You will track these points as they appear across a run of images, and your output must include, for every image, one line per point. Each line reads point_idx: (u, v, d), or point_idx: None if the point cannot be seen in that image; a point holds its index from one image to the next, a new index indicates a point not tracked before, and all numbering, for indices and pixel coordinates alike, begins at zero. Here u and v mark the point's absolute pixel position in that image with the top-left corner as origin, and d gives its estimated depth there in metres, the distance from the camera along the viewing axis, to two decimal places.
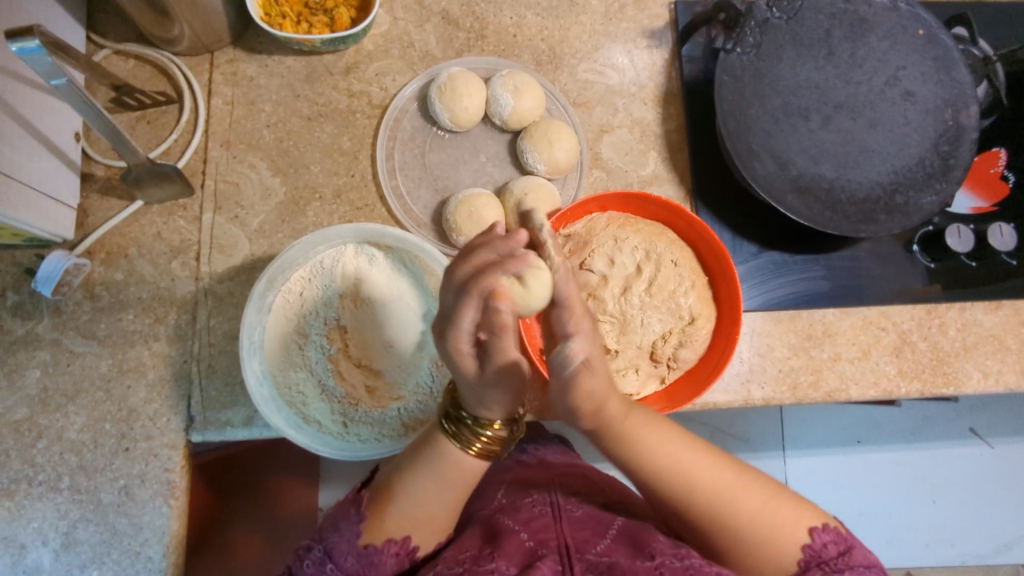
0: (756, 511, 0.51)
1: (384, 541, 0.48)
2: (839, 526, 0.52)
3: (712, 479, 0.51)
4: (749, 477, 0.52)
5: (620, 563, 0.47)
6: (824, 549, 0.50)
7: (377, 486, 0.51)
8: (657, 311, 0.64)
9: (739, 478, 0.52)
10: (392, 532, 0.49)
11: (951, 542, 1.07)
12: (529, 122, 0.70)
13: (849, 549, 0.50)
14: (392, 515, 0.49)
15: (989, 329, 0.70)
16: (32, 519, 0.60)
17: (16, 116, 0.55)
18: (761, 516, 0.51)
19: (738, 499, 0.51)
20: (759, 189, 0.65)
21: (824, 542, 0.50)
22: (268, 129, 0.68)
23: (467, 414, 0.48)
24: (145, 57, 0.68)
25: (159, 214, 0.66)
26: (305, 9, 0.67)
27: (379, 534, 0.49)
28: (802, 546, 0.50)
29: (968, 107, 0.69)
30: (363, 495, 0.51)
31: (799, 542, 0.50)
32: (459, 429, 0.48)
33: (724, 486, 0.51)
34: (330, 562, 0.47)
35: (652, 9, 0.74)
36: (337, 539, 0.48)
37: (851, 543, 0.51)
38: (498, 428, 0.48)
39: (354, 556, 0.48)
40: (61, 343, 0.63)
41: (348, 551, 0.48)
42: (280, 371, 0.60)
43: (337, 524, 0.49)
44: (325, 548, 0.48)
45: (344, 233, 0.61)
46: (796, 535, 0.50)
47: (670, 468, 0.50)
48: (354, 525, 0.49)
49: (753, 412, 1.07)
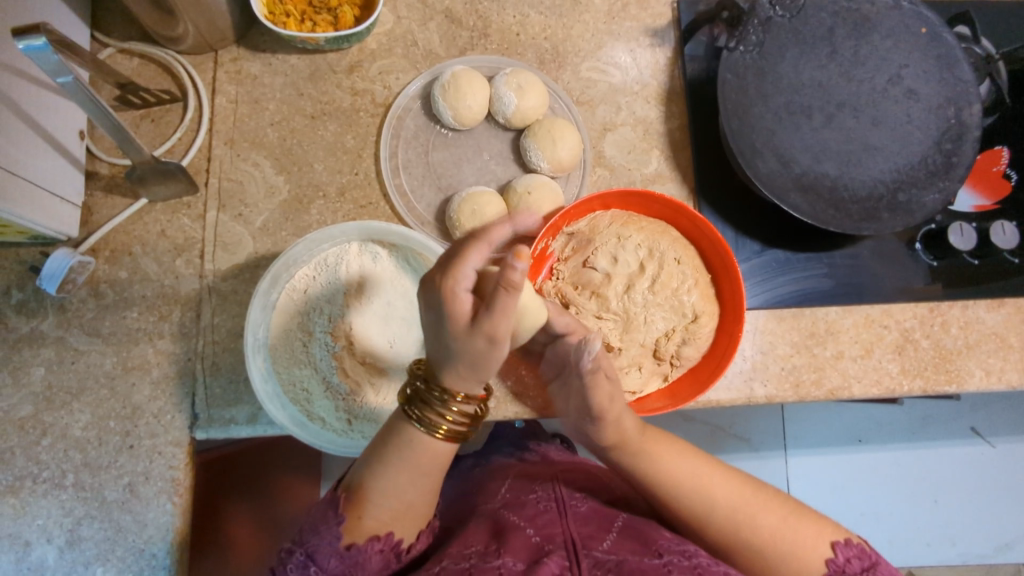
0: (773, 528, 0.51)
1: (366, 540, 0.47)
2: (863, 543, 0.52)
3: (725, 496, 0.52)
4: (767, 498, 0.53)
5: (628, 560, 0.47)
6: (847, 564, 0.50)
7: (351, 486, 0.49)
8: (660, 308, 0.64)
9: (752, 496, 0.53)
10: (372, 528, 0.48)
11: (952, 541, 1.08)
12: (532, 121, 0.70)
13: (875, 565, 0.51)
14: (371, 513, 0.48)
15: (991, 327, 0.70)
16: (36, 516, 0.60)
17: (21, 115, 0.55)
18: (779, 534, 0.51)
19: (753, 517, 0.52)
20: (762, 187, 0.65)
21: (847, 558, 0.51)
22: (272, 128, 0.69)
23: (426, 398, 0.46)
24: (149, 55, 0.68)
25: (163, 212, 0.66)
26: (309, 8, 0.67)
27: (360, 533, 0.48)
28: (826, 560, 0.50)
29: (971, 105, 0.69)
30: (339, 495, 0.49)
31: (823, 557, 0.50)
32: (421, 414, 0.46)
33: (741, 502, 0.52)
34: (313, 565, 0.46)
35: (655, 8, 0.74)
36: (316, 542, 0.47)
37: (874, 559, 0.51)
38: (461, 405, 0.46)
39: (337, 557, 0.46)
40: (65, 340, 0.63)
41: (331, 554, 0.46)
42: (285, 368, 0.60)
43: (315, 526, 0.48)
44: (306, 552, 0.46)
45: (347, 231, 0.61)
46: (818, 549, 0.51)
47: (685, 483, 0.53)
48: (333, 530, 0.47)
49: (754, 411, 1.07)
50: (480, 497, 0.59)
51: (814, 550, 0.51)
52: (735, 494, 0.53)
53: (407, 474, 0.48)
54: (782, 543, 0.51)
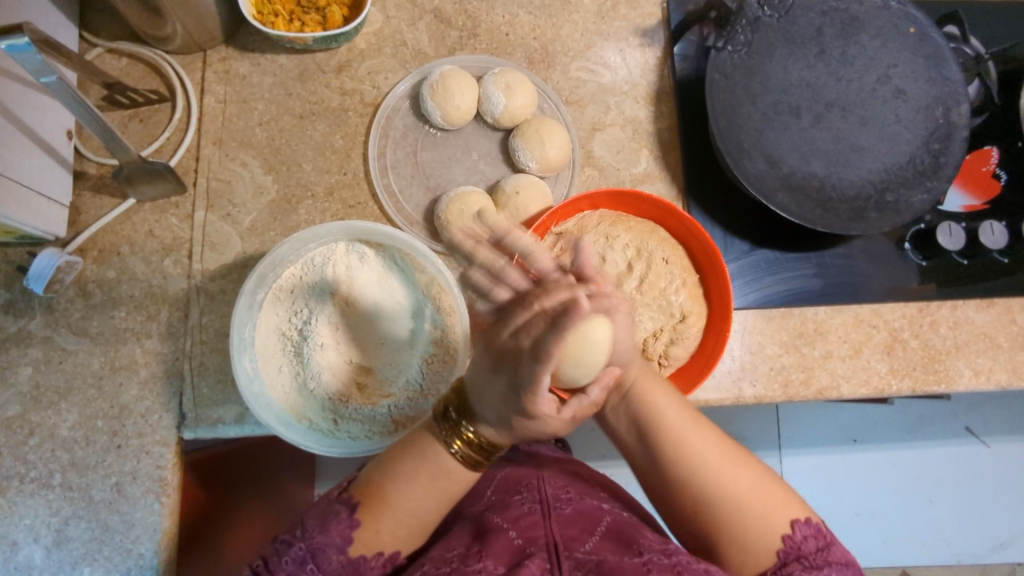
0: (747, 490, 0.51)
1: (373, 552, 0.49)
2: (821, 523, 0.52)
3: (706, 449, 0.52)
4: (743, 461, 0.53)
5: (609, 560, 0.47)
6: (803, 542, 0.50)
7: (364, 489, 0.51)
8: (648, 308, 0.64)
9: (731, 456, 0.53)
10: (381, 543, 0.49)
11: (947, 541, 1.08)
12: (521, 120, 0.70)
13: (829, 545, 0.50)
14: (382, 522, 0.49)
15: (980, 326, 0.70)
16: (24, 516, 0.60)
17: (8, 114, 0.55)
18: (749, 500, 0.51)
19: (732, 473, 0.52)
20: (750, 186, 0.65)
21: (804, 536, 0.50)
22: (259, 128, 0.69)
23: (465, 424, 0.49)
24: (137, 55, 0.68)
25: (151, 212, 0.66)
26: (296, 7, 0.67)
27: (369, 545, 0.49)
28: (782, 537, 0.50)
29: (959, 105, 0.69)
30: (355, 499, 0.50)
31: (779, 532, 0.50)
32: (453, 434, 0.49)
33: (720, 459, 0.52)
34: (311, 563, 0.46)
35: (645, 8, 0.74)
36: (323, 539, 0.47)
37: (829, 539, 0.51)
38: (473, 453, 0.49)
39: (338, 560, 0.47)
40: (52, 340, 0.63)
41: (335, 557, 0.47)
42: (272, 368, 0.61)
43: (324, 523, 0.48)
44: (308, 547, 0.47)
45: (334, 230, 0.61)
46: (779, 524, 0.50)
47: (675, 426, 0.53)
48: (345, 533, 0.48)
49: (750, 411, 1.07)
50: (467, 500, 0.59)
51: (775, 524, 0.50)
52: (718, 457, 0.52)
53: (428, 496, 0.50)
54: (751, 509, 0.50)
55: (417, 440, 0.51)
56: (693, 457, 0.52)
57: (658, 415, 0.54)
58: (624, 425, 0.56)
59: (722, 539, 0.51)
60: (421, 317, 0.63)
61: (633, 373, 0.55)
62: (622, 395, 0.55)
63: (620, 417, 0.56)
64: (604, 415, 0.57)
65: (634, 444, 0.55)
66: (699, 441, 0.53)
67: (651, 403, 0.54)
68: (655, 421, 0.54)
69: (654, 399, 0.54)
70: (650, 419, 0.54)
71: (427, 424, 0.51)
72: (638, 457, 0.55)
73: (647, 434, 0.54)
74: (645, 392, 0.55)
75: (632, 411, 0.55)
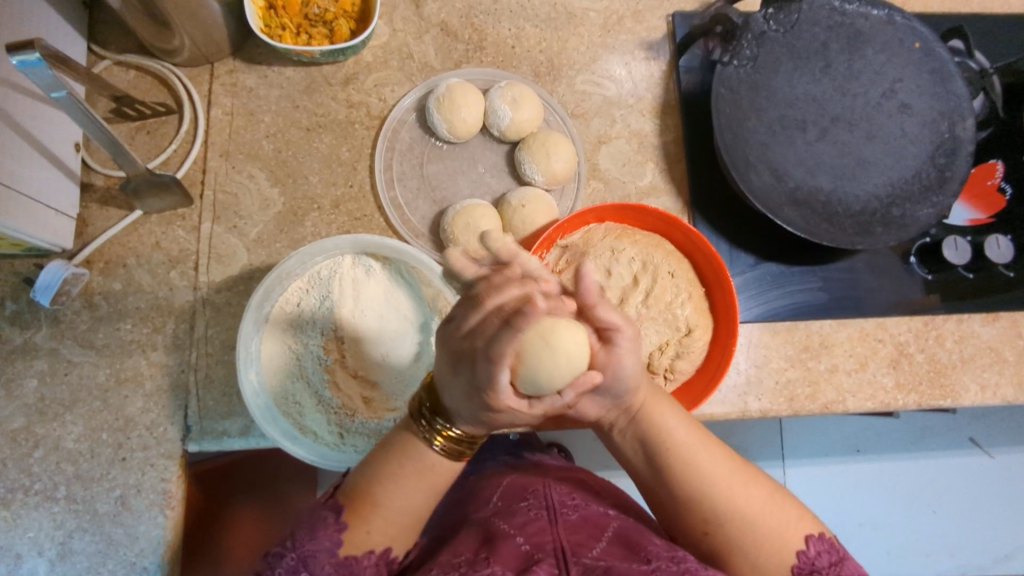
0: (758, 508, 0.51)
1: (364, 553, 0.47)
2: (834, 538, 0.52)
3: (718, 470, 0.52)
4: (752, 479, 0.52)
5: (617, 565, 0.47)
6: (817, 557, 0.50)
7: (349, 489, 0.50)
8: (653, 322, 0.64)
9: (741, 476, 0.52)
10: (370, 543, 0.48)
11: (952, 553, 1.07)
12: (527, 134, 0.70)
13: (842, 560, 0.50)
14: (376, 526, 0.49)
15: (986, 341, 0.70)
16: (27, 529, 0.59)
17: (15, 127, 0.56)
18: (762, 519, 0.51)
19: (744, 491, 0.51)
20: (757, 200, 0.65)
21: (818, 551, 0.50)
22: (267, 140, 0.69)
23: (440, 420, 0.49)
24: (145, 67, 0.68)
25: (158, 224, 0.66)
26: (304, 20, 0.67)
27: (360, 546, 0.48)
28: (796, 552, 0.50)
29: (965, 119, 0.69)
30: (338, 500, 0.50)
31: (795, 548, 0.50)
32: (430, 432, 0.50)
33: (732, 478, 0.52)
34: (303, 571, 0.44)
35: (650, 22, 0.74)
36: (313, 546, 0.46)
37: (842, 554, 0.50)
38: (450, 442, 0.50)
39: (331, 564, 0.46)
40: (58, 352, 0.63)
41: (326, 561, 0.46)
42: (278, 381, 0.60)
43: (313, 530, 0.47)
44: (299, 556, 0.45)
45: (341, 243, 0.61)
46: (791, 541, 0.50)
47: (685, 448, 0.52)
48: (331, 535, 0.47)
49: (754, 421, 1.06)
50: (472, 506, 0.59)
51: (787, 539, 0.50)
52: (728, 476, 0.52)
53: (419, 491, 0.50)
54: (759, 527, 0.50)
55: (400, 440, 0.51)
56: (705, 479, 0.51)
57: (667, 437, 0.52)
58: (630, 446, 0.54)
59: (732, 558, 0.51)
60: (426, 331, 0.63)
61: (641, 398, 0.52)
62: (630, 418, 0.53)
63: (626, 439, 0.54)
64: (610, 436, 0.56)
65: (644, 467, 0.54)
66: (709, 461, 0.52)
67: (658, 425, 0.53)
68: (664, 443, 0.52)
69: (664, 421, 0.53)
70: (658, 440, 0.53)
71: (406, 423, 0.51)
72: (650, 479, 0.55)
73: (655, 456, 0.53)
74: (652, 412, 0.53)
75: (639, 433, 0.53)
